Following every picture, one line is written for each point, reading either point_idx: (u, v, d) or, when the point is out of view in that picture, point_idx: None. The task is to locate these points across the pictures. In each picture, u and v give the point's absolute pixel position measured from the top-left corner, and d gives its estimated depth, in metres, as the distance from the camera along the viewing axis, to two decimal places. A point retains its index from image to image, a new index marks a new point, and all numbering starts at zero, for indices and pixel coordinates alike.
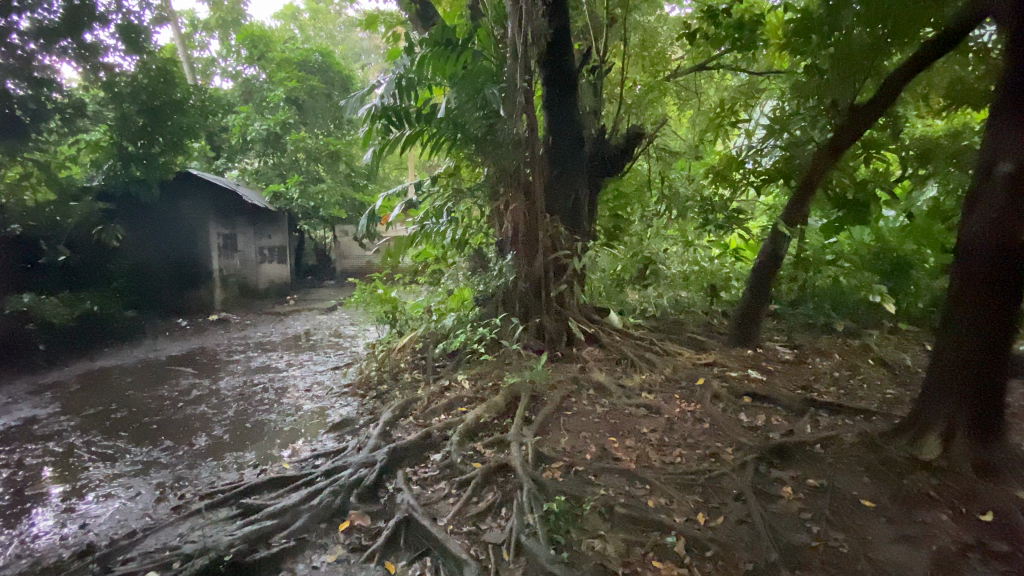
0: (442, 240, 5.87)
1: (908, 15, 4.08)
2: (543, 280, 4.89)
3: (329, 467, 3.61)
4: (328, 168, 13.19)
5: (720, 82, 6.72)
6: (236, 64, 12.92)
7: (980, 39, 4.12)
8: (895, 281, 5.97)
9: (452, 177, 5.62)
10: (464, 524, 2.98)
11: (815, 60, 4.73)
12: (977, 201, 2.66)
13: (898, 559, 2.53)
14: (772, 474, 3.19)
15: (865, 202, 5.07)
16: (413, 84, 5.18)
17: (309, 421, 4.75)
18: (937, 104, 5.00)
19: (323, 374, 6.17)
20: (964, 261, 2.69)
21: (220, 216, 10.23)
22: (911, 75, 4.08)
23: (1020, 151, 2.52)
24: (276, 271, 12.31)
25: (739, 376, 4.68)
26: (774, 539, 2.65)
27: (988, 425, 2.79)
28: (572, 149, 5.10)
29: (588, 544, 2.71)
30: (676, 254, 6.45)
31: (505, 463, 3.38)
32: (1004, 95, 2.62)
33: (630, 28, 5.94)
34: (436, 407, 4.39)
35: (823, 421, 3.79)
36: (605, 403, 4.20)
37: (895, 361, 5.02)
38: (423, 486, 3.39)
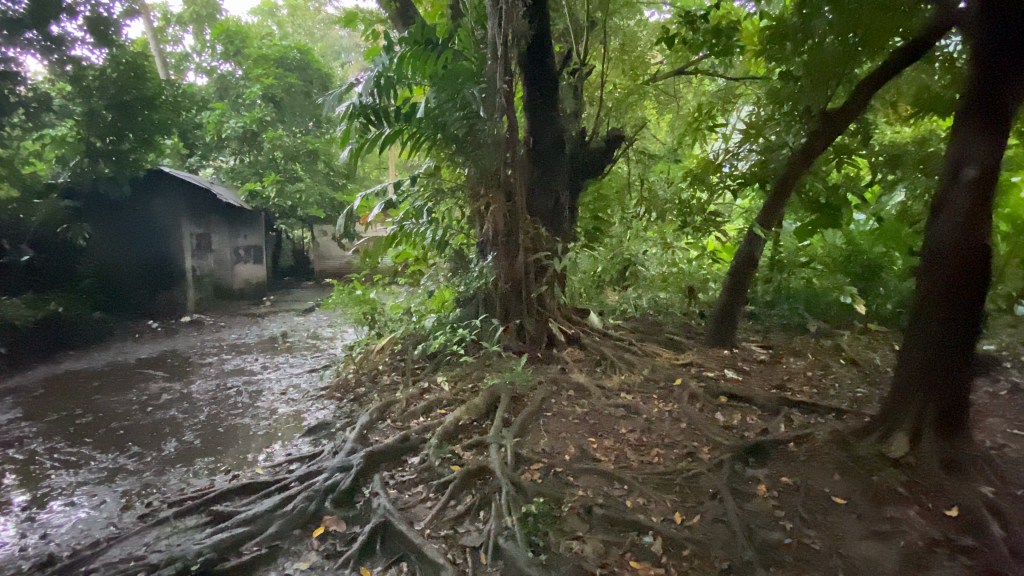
0: (422, 240, 5.81)
1: (877, 22, 4.17)
2: (523, 281, 4.85)
3: (304, 471, 3.53)
4: (306, 167, 12.94)
5: (699, 86, 6.81)
6: (210, 59, 12.50)
7: (946, 49, 4.26)
8: (865, 283, 6.11)
9: (432, 177, 5.51)
10: (441, 528, 2.94)
11: (789, 66, 4.80)
12: (944, 205, 2.74)
13: (868, 554, 2.56)
14: (747, 472, 3.23)
15: (836, 205, 5.23)
16: (393, 83, 5.13)
17: (285, 424, 4.65)
18: (905, 110, 5.14)
19: (299, 377, 6.05)
20: (931, 261, 2.78)
21: (194, 215, 9.88)
22: (880, 82, 4.16)
23: (984, 158, 2.62)
24: (250, 272, 11.89)
25: (716, 376, 4.74)
26: (750, 537, 2.67)
27: (954, 422, 2.89)
28: (553, 150, 5.10)
29: (566, 545, 2.70)
30: (656, 255, 6.34)
31: (484, 465, 3.35)
32: (972, 101, 2.71)
33: (610, 32, 6.03)
34: (416, 409, 4.34)
35: (797, 420, 3.85)
36: (585, 404, 4.22)
37: (866, 361, 5.13)
38: (401, 490, 3.34)
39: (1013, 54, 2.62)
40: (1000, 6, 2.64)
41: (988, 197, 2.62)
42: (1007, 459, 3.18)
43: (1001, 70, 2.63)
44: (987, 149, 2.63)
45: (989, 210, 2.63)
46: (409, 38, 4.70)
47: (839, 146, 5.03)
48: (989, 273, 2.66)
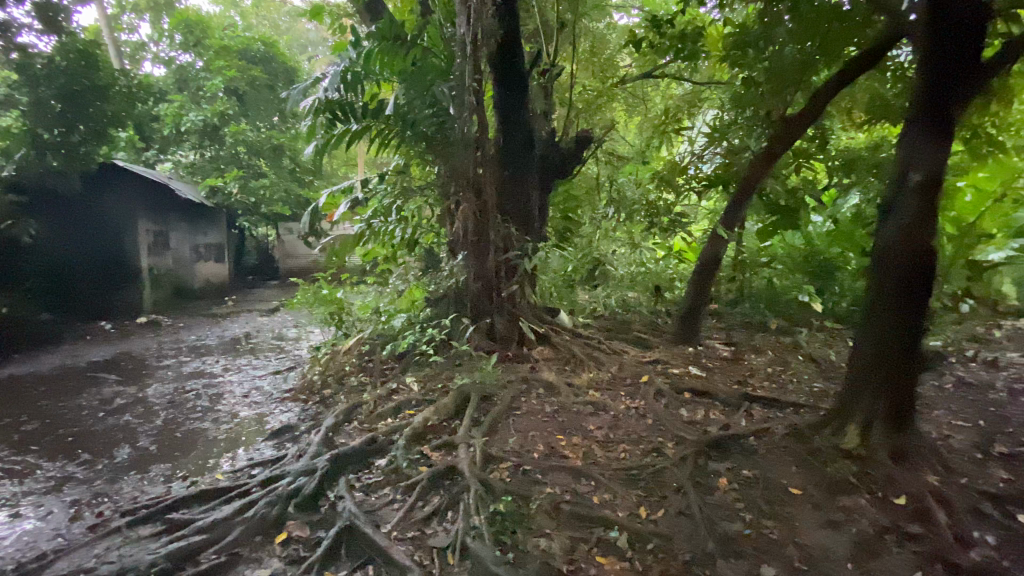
0: (391, 239, 5.71)
1: (834, 32, 4.33)
2: (493, 280, 4.88)
3: (266, 476, 3.43)
4: (270, 163, 12.52)
5: (666, 90, 6.97)
6: (168, 49, 11.79)
7: (897, 59, 4.46)
8: (822, 282, 6.39)
9: (401, 174, 5.44)
10: (408, 530, 2.89)
11: (752, 72, 4.94)
12: (894, 206, 2.90)
13: (823, 542, 2.64)
14: (709, 466, 3.32)
15: (796, 207, 5.43)
16: (360, 78, 5.04)
17: (247, 428, 4.50)
18: (859, 117, 5.38)
19: (262, 379, 5.85)
20: (881, 260, 2.92)
21: (150, 211, 9.45)
22: (837, 90, 4.33)
23: (928, 163, 2.79)
24: (211, 271, 11.48)
25: (681, 372, 4.86)
26: (711, 529, 2.74)
27: (901, 415, 3.06)
28: (523, 150, 5.11)
29: (533, 543, 2.70)
30: (625, 255, 6.48)
31: (453, 466, 3.33)
32: (920, 108, 2.86)
33: (580, 33, 6.10)
34: (383, 411, 4.28)
35: (756, 414, 3.98)
36: (555, 402, 4.25)
37: (822, 357, 5.35)
38: (367, 492, 3.28)
39: (954, 66, 2.78)
40: (947, 17, 2.77)
41: (934, 199, 2.77)
42: (950, 449, 3.37)
43: (943, 79, 2.79)
44: (933, 154, 2.79)
45: (935, 212, 2.78)
46: (377, 33, 4.63)
47: (797, 150, 5.22)
48: (933, 273, 2.82)
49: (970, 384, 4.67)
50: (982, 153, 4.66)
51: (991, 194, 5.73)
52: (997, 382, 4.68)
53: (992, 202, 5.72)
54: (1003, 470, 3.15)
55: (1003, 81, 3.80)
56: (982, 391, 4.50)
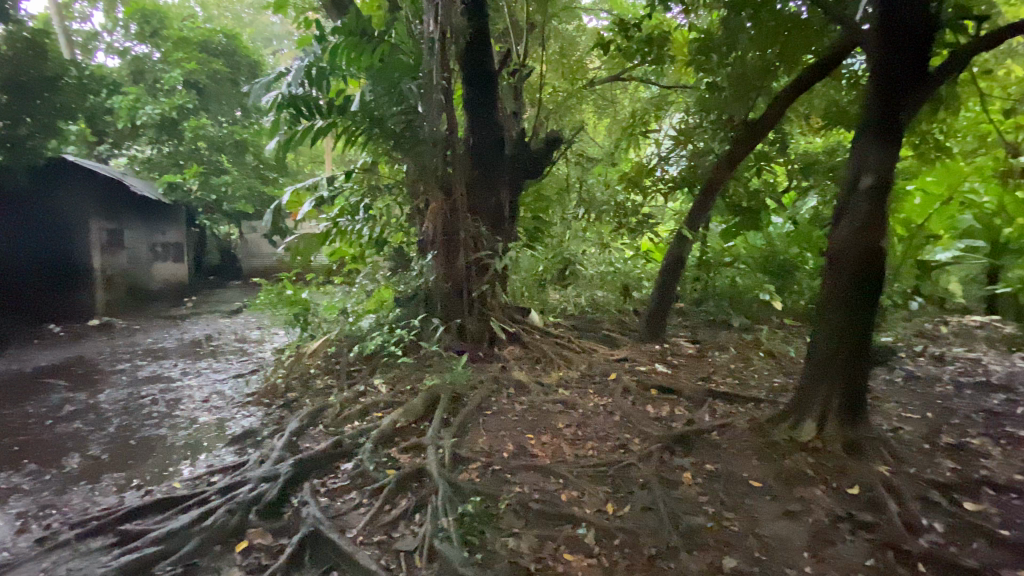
0: (358, 238, 5.64)
1: (793, 40, 4.50)
2: (464, 280, 4.88)
3: (226, 483, 3.31)
4: (234, 160, 12.01)
5: (634, 92, 7.05)
6: (123, 40, 11.25)
7: (851, 67, 4.65)
8: (782, 281, 6.54)
9: (368, 172, 5.35)
10: (375, 534, 2.84)
11: (716, 78, 5.08)
12: (847, 209, 3.02)
13: (781, 532, 2.73)
14: (674, 461, 3.38)
15: (758, 209, 5.60)
16: (325, 74, 5.03)
17: (206, 434, 4.34)
18: (816, 122, 5.58)
19: (223, 383, 5.66)
20: (833, 260, 3.06)
21: (103, 209, 8.98)
22: (795, 95, 4.48)
23: (878, 167, 2.92)
24: (170, 271, 11.00)
25: (648, 370, 4.95)
26: (676, 523, 2.79)
27: (852, 407, 3.22)
28: (493, 149, 5.08)
29: (502, 542, 2.70)
30: (594, 255, 6.73)
31: (421, 468, 3.29)
32: (871, 114, 3.01)
33: (549, 35, 6.13)
34: (350, 414, 4.19)
35: (720, 409, 4.10)
36: (524, 401, 4.27)
37: (781, 353, 5.54)
38: (332, 497, 3.21)
39: (901, 75, 2.93)
40: (892, 31, 2.94)
41: (882, 202, 2.91)
42: (900, 440, 3.53)
43: (890, 87, 2.94)
44: (882, 159, 2.93)
45: (883, 215, 2.93)
46: (342, 28, 4.56)
47: (759, 153, 5.38)
48: (882, 272, 2.97)
49: (918, 378, 4.92)
50: (930, 158, 4.89)
51: (940, 197, 5.96)
52: (943, 376, 4.95)
53: (940, 205, 5.95)
54: (948, 460, 3.32)
55: (950, 89, 3.97)
56: (930, 385, 4.74)
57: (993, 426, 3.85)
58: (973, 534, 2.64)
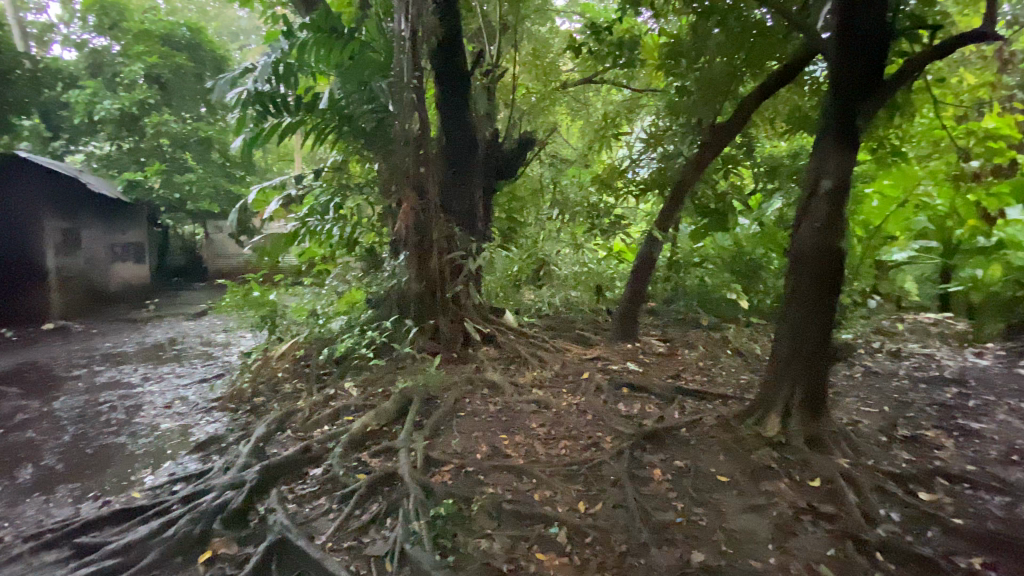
0: (329, 238, 5.49)
1: (757, 47, 4.66)
2: (437, 280, 4.82)
3: (189, 492, 3.20)
4: (198, 157, 11.49)
5: (607, 95, 7.10)
6: (80, 32, 10.73)
7: (813, 74, 4.78)
8: (747, 281, 6.65)
9: (338, 171, 5.32)
10: (344, 540, 2.79)
11: (685, 81, 5.19)
12: (809, 211, 3.12)
13: (747, 525, 2.79)
14: (645, 458, 3.43)
15: (725, 211, 5.73)
16: (292, 71, 4.94)
17: (169, 441, 4.18)
18: (781, 126, 5.73)
19: (187, 388, 5.46)
20: (796, 261, 3.17)
21: (59, 207, 8.61)
22: (760, 100, 4.61)
23: (837, 171, 3.03)
24: (131, 272, 10.59)
25: (620, 369, 5.02)
26: (646, 519, 2.83)
27: (814, 403, 3.34)
28: (466, 149, 5.05)
29: (474, 544, 2.69)
30: (567, 256, 6.65)
31: (392, 471, 3.25)
32: (831, 120, 3.11)
33: (522, 35, 6.09)
34: (320, 418, 4.11)
35: (689, 406, 4.18)
36: (498, 402, 4.26)
37: (748, 350, 5.70)
38: (300, 503, 3.14)
39: (857, 82, 3.05)
40: (851, 40, 3.05)
41: (841, 204, 3.03)
42: (859, 433, 3.68)
43: (848, 94, 3.05)
44: (841, 163, 3.04)
45: (842, 217, 3.04)
46: (313, 23, 4.48)
47: (726, 157, 5.52)
48: (841, 271, 3.09)
49: (876, 373, 5.13)
50: (887, 162, 5.09)
51: (896, 200, 6.13)
52: (898, 371, 5.17)
53: (896, 207, 6.14)
54: (904, 452, 3.47)
55: (905, 96, 4.11)
56: (887, 380, 4.94)
57: (945, 418, 4.04)
58: (928, 522, 2.74)
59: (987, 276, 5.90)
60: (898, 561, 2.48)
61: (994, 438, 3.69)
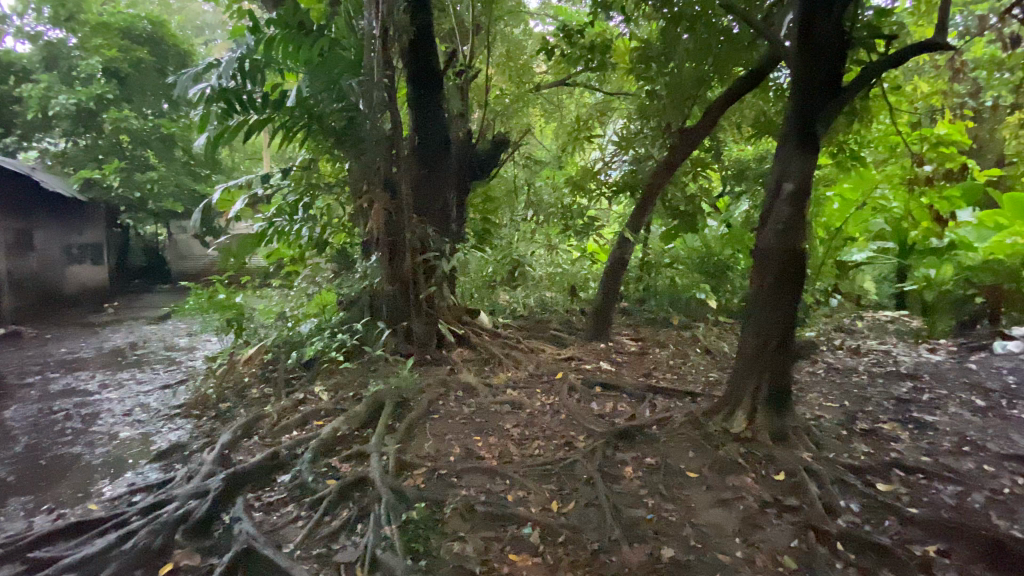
0: (297, 239, 5.32)
1: (724, 53, 4.77)
2: (411, 282, 4.76)
3: (149, 502, 3.08)
4: (161, 155, 11.07)
5: (580, 98, 7.18)
6: (33, 23, 10.11)
7: (777, 80, 4.93)
8: (716, 281, 6.82)
9: (306, 170, 5.18)
10: (313, 547, 2.73)
11: (655, 86, 5.25)
12: (772, 213, 3.23)
13: (715, 520, 2.86)
14: (617, 456, 3.47)
15: (694, 212, 5.83)
16: (259, 67, 4.82)
17: (128, 450, 4.02)
18: (747, 131, 5.90)
19: (148, 395, 5.25)
20: (760, 260, 3.27)
21: (10, 206, 8.18)
22: (726, 104, 4.74)
23: (798, 174, 3.14)
24: (88, 274, 10.13)
25: (593, 368, 5.07)
26: (618, 517, 2.86)
27: (777, 399, 3.45)
28: (439, 150, 5.02)
29: (446, 547, 2.67)
30: (542, 258, 6.75)
31: (363, 476, 3.19)
32: (791, 125, 3.23)
33: (495, 37, 6.13)
34: (288, 423, 4.01)
35: (659, 404, 4.25)
36: (472, 403, 4.25)
37: (716, 349, 5.84)
38: (268, 511, 3.05)
39: (816, 88, 3.16)
40: (810, 48, 3.17)
41: (803, 205, 3.13)
42: (821, 428, 3.81)
43: (807, 100, 3.17)
44: (801, 166, 3.15)
45: (803, 219, 3.15)
46: (278, 20, 4.45)
47: (695, 160, 5.63)
48: (802, 272, 3.19)
49: (837, 369, 5.32)
50: (847, 166, 5.28)
51: (855, 203, 6.33)
52: (858, 367, 5.38)
53: (855, 210, 6.30)
54: (863, 445, 3.61)
55: (863, 102, 4.28)
56: (847, 375, 5.14)
57: (901, 412, 4.22)
58: (885, 512, 2.86)
59: (938, 275, 6.12)
60: (858, 551, 2.56)
61: (946, 429, 3.87)
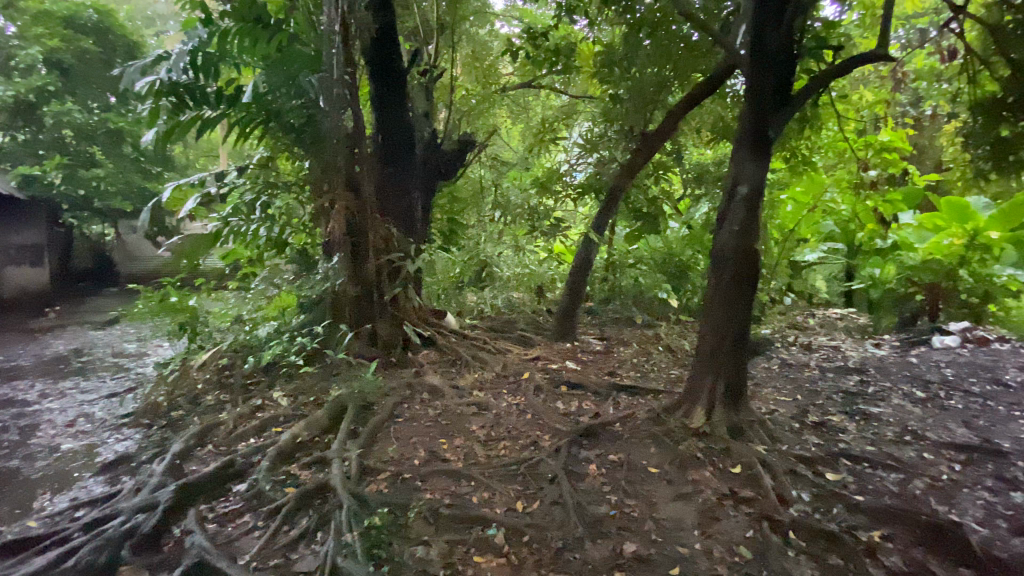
0: (255, 239, 5.13)
1: (683, 60, 4.92)
2: (374, 283, 4.72)
3: (93, 517, 2.91)
4: (110, 151, 10.09)
5: (546, 100, 7.20)
6: None
7: (733, 87, 5.09)
8: (678, 281, 7.01)
9: (264, 168, 5.04)
10: (270, 558, 2.64)
11: (618, 89, 5.36)
12: (727, 215, 3.34)
13: (676, 514, 2.92)
14: (582, 454, 3.51)
15: (656, 214, 5.99)
16: (214, 61, 4.69)
17: (70, 463, 3.78)
18: (706, 135, 6.06)
19: (93, 405, 4.96)
20: (718, 258, 3.37)
21: None
22: (686, 110, 4.85)
23: (752, 178, 3.26)
24: (25, 276, 9.56)
25: (559, 368, 5.11)
26: (581, 515, 2.89)
27: (734, 394, 3.59)
28: (403, 150, 4.98)
29: (410, 552, 2.63)
30: (510, 258, 6.88)
31: (324, 483, 3.12)
32: (745, 130, 3.34)
33: (460, 38, 6.10)
34: (245, 430, 3.89)
35: (623, 402, 4.33)
36: (437, 405, 4.22)
37: (678, 347, 5.98)
38: (222, 523, 2.94)
39: (769, 95, 3.27)
40: (763, 58, 3.28)
41: (756, 208, 3.25)
42: (776, 422, 3.96)
43: (761, 107, 3.27)
44: (755, 171, 3.27)
45: (756, 220, 3.28)
46: (234, 12, 4.27)
47: (657, 163, 5.78)
48: (757, 272, 3.30)
49: (791, 365, 5.54)
50: (799, 170, 5.52)
51: (808, 205, 6.59)
52: (810, 362, 5.62)
53: (807, 212, 6.57)
54: (813, 437, 3.77)
55: (812, 109, 4.50)
56: (800, 370, 5.36)
57: (849, 404, 4.43)
58: (834, 501, 2.99)
59: (883, 275, 6.53)
60: (809, 538, 2.67)
61: (890, 420, 4.09)
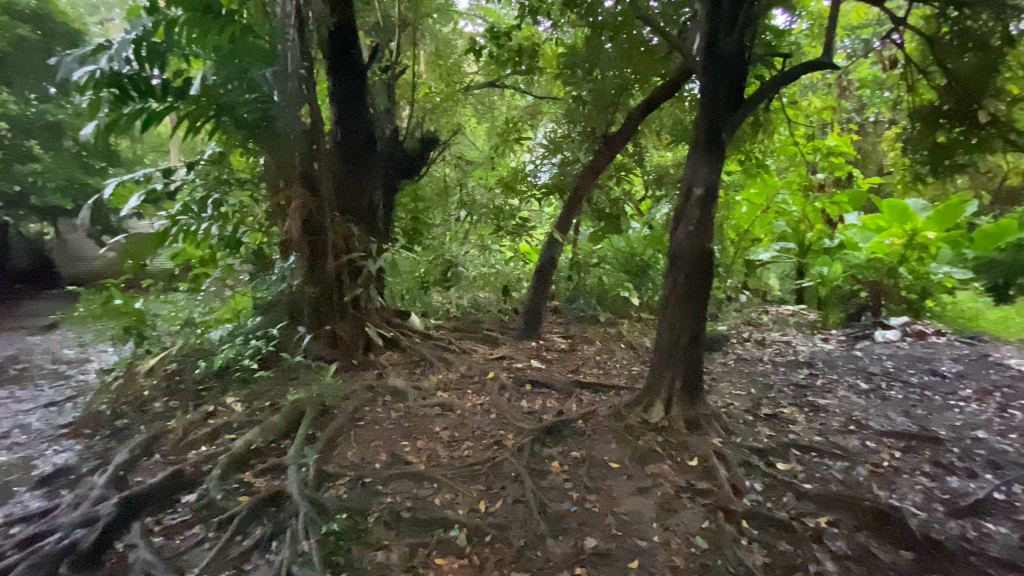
0: (206, 238, 4.97)
1: (642, 63, 5.02)
2: (335, 282, 4.65)
3: (26, 534, 2.72)
4: None
5: (512, 100, 7.12)
6: None
7: (691, 90, 5.20)
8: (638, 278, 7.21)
9: (217, 164, 4.81)
10: (222, 569, 2.55)
11: (580, 91, 5.43)
12: (683, 215, 3.44)
13: (635, 507, 2.99)
14: (544, 452, 3.54)
15: (618, 214, 6.11)
16: (162, 51, 4.27)
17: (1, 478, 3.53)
18: (665, 138, 6.24)
19: (27, 415, 4.64)
20: (675, 259, 3.46)
21: None
22: (644, 112, 4.97)
23: (706, 179, 3.38)
24: None
25: (524, 367, 5.14)
26: (543, 512, 2.92)
27: (690, 389, 3.71)
28: (364, 148, 4.94)
29: (370, 557, 2.59)
30: (473, 257, 6.66)
31: (280, 490, 3.03)
32: (699, 133, 3.46)
33: (422, 36, 6.05)
34: (196, 438, 3.75)
35: (586, 399, 4.39)
36: (399, 408, 4.17)
37: (639, 344, 6.10)
38: (169, 536, 2.80)
39: (722, 100, 3.39)
40: (715, 65, 3.40)
41: (710, 209, 3.36)
42: (731, 415, 4.11)
43: (715, 111, 3.38)
44: (708, 173, 3.39)
45: (710, 221, 3.39)
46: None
47: (618, 166, 5.94)
48: (710, 271, 3.42)
49: (746, 360, 5.75)
50: (752, 172, 5.80)
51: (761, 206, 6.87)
52: (763, 357, 5.85)
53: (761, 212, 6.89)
54: (765, 428, 3.93)
55: (765, 115, 4.74)
56: (754, 365, 5.58)
57: (799, 397, 4.64)
58: (784, 489, 3.12)
59: (830, 273, 6.97)
60: (760, 527, 2.78)
61: (836, 411, 4.31)
